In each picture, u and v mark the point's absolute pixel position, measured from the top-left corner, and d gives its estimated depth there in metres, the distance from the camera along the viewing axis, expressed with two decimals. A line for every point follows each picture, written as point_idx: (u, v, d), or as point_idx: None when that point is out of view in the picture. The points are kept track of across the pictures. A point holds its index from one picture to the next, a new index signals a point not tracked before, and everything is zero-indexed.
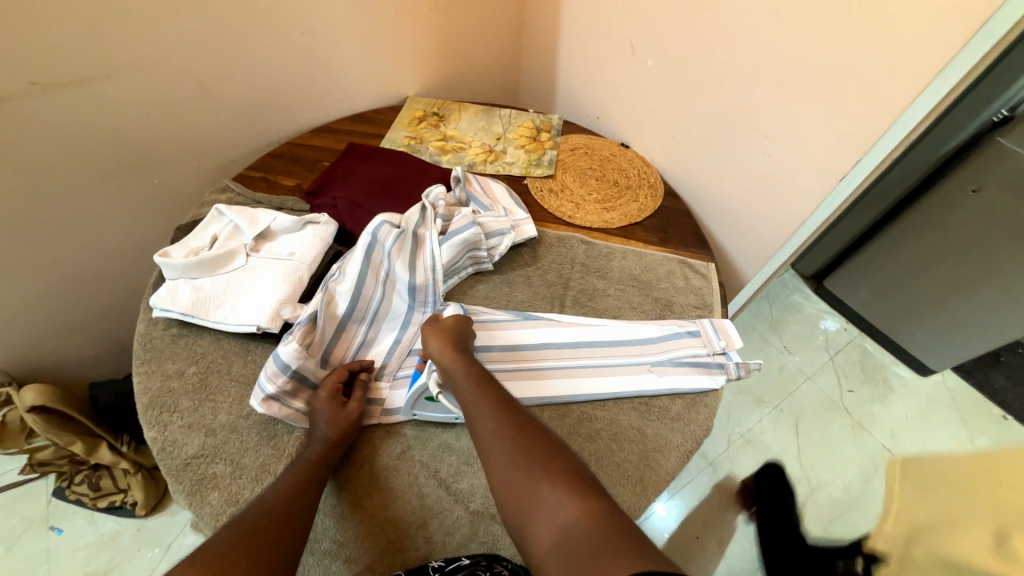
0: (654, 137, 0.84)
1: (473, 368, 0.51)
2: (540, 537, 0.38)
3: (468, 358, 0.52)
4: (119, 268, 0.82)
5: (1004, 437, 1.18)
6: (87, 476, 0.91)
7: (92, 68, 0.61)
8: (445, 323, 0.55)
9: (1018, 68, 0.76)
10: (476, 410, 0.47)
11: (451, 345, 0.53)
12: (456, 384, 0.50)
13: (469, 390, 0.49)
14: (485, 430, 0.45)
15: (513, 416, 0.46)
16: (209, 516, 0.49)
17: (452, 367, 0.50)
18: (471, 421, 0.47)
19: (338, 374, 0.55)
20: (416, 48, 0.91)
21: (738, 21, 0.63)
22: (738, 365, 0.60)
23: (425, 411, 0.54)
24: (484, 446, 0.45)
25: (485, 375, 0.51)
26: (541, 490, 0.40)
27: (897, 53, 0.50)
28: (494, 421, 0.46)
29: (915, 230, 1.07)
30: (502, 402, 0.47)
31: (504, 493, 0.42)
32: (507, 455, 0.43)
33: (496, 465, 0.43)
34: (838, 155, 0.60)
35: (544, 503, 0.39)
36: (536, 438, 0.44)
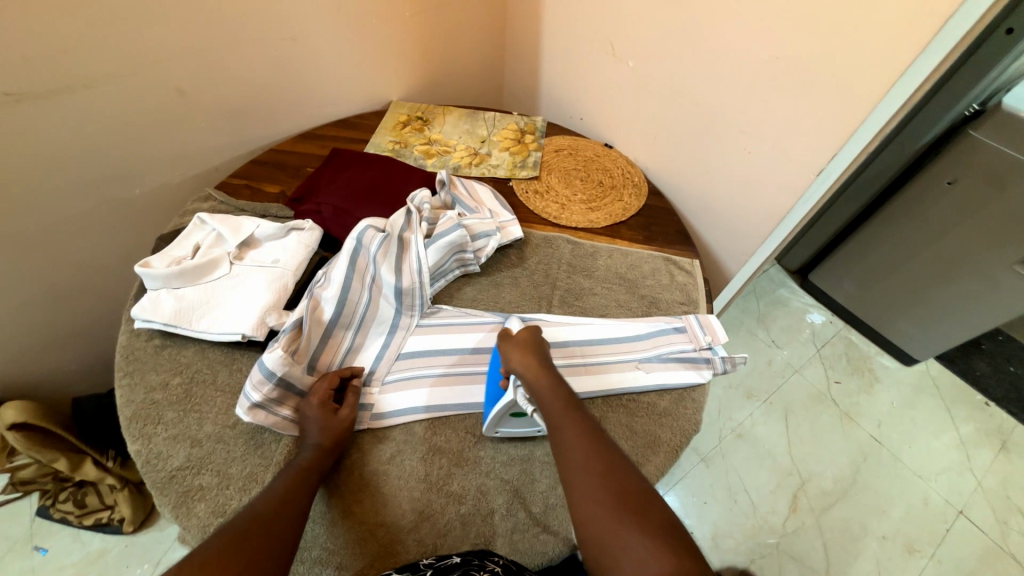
0: (637, 137, 0.85)
1: (560, 388, 0.49)
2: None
3: (555, 379, 0.50)
4: (100, 280, 0.81)
5: (986, 423, 1.21)
6: (72, 493, 0.89)
7: (68, 79, 0.61)
8: (522, 339, 0.54)
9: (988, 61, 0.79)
10: (565, 435, 0.45)
11: (538, 363, 0.51)
12: (542, 402, 0.48)
13: (557, 412, 0.47)
14: (574, 457, 0.43)
15: (601, 445, 0.44)
16: (196, 528, 0.48)
17: (543, 389, 0.49)
18: (556, 442, 0.45)
19: (329, 380, 0.54)
20: (398, 53, 0.91)
21: (714, 21, 0.64)
22: (724, 360, 0.61)
23: (510, 427, 0.54)
24: (569, 474, 0.43)
25: (571, 397, 0.49)
26: (625, 530, 0.38)
27: (866, 51, 0.52)
28: (579, 445, 0.44)
29: (895, 222, 1.10)
30: (590, 429, 0.46)
31: (589, 530, 0.39)
32: (595, 490, 0.41)
33: (582, 497, 0.41)
34: (815, 151, 0.61)
35: (633, 550, 0.37)
36: (622, 474, 0.42)
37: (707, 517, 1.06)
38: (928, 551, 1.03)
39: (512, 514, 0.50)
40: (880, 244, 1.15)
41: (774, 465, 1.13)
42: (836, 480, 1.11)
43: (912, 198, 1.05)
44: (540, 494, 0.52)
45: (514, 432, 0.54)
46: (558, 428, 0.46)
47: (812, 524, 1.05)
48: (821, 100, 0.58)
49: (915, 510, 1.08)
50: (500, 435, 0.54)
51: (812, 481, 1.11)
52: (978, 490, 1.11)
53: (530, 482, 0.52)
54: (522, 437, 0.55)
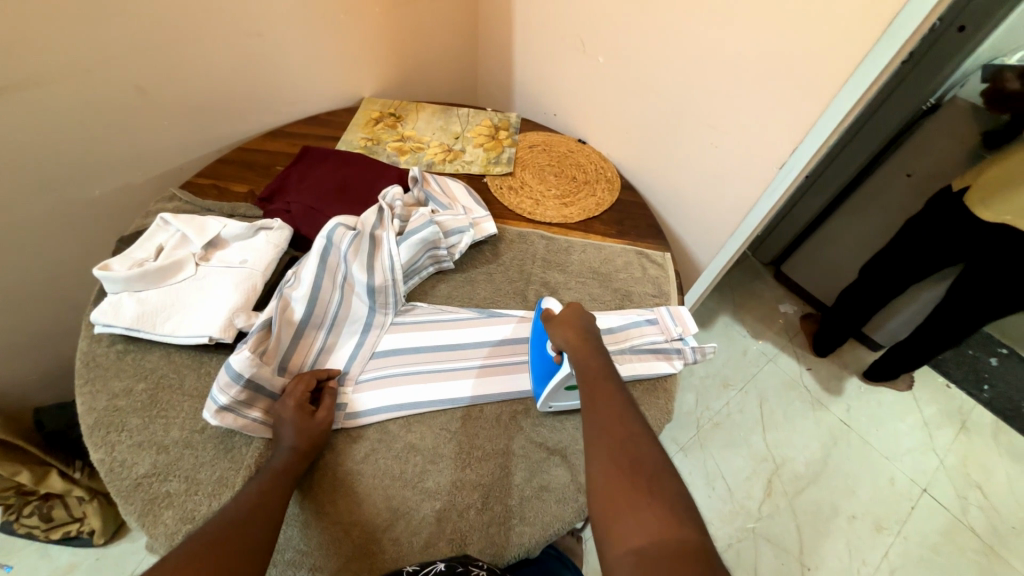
0: (608, 133, 0.86)
1: (601, 361, 0.51)
2: (623, 539, 0.37)
3: (596, 353, 0.52)
4: (59, 285, 0.78)
5: (947, 404, 1.27)
6: (36, 508, 0.86)
7: (17, 74, 0.58)
8: (568, 314, 0.56)
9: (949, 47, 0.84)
10: (598, 399, 0.47)
11: (583, 339, 0.53)
12: (583, 370, 0.50)
13: (593, 380, 0.48)
14: (602, 421, 0.45)
15: (628, 415, 0.45)
16: (164, 536, 0.47)
17: (586, 359, 0.51)
18: (588, 409, 0.46)
19: (305, 382, 0.53)
20: (369, 48, 0.90)
21: (681, 18, 0.65)
22: (695, 349, 0.63)
23: (562, 401, 0.56)
24: (591, 436, 0.44)
25: (608, 369, 0.50)
26: (641, 501, 0.38)
27: (824, 47, 0.53)
28: (609, 417, 0.45)
29: (860, 212, 1.14)
30: (622, 400, 0.47)
31: (597, 486, 0.40)
32: (612, 452, 0.42)
33: (597, 455, 0.42)
34: (778, 144, 0.63)
35: (638, 512, 0.38)
36: (640, 444, 0.42)
37: None
38: (895, 528, 1.08)
39: (488, 508, 0.51)
40: (846, 233, 1.20)
41: (750, 452, 1.16)
42: (808, 464, 1.15)
43: (873, 189, 1.09)
44: (515, 487, 0.52)
45: (565, 405, 0.57)
46: (592, 393, 0.47)
47: (786, 507, 1.09)
48: (783, 94, 0.59)
49: (882, 489, 1.13)
50: (551, 410, 0.57)
51: (786, 465, 1.15)
52: (940, 468, 1.16)
53: (505, 477, 0.53)
54: (571, 411, 0.58)
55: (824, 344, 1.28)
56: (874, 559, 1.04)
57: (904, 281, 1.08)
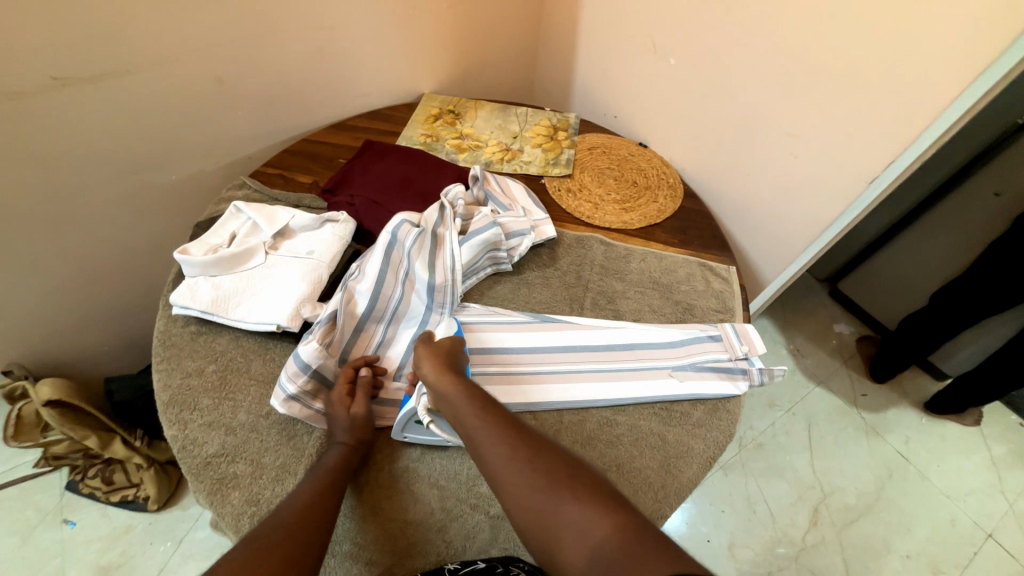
0: (673, 137, 0.84)
1: (468, 389, 0.48)
2: (572, 559, 0.37)
3: (466, 380, 0.48)
4: (134, 264, 0.82)
5: (1020, 444, 1.17)
6: (100, 470, 0.92)
7: (113, 63, 0.61)
8: (439, 342, 0.53)
9: None
10: (478, 435, 0.44)
11: (447, 370, 0.49)
12: (452, 408, 0.47)
13: (469, 412, 0.46)
14: (494, 454, 0.43)
15: (521, 433, 0.44)
16: (230, 516, 0.48)
17: (452, 390, 0.47)
18: (473, 447, 0.44)
19: (345, 375, 0.53)
20: (434, 45, 0.90)
21: (765, 21, 0.62)
22: (762, 371, 0.59)
23: (414, 434, 0.52)
24: (494, 469, 0.42)
25: (483, 394, 0.48)
26: (567, 511, 0.38)
27: (935, 54, 0.49)
28: (500, 444, 0.43)
29: (938, 229, 1.07)
30: (507, 422, 0.45)
31: (524, 517, 0.40)
32: (521, 480, 0.41)
33: (508, 488, 0.41)
34: (869, 157, 0.59)
35: (573, 523, 0.38)
36: (545, 457, 0.42)
37: (724, 526, 1.04)
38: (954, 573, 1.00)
39: None
40: (919, 252, 1.12)
41: (795, 478, 1.10)
42: (859, 495, 1.09)
43: (955, 207, 1.02)
44: None
45: (421, 438, 0.52)
46: (471, 429, 0.45)
47: (833, 539, 1.03)
48: (877, 104, 0.55)
49: (941, 530, 1.05)
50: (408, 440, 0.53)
51: (835, 494, 1.08)
52: (1010, 513, 1.07)
53: None
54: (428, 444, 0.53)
55: (883, 370, 1.20)
56: None
57: (982, 310, 0.99)
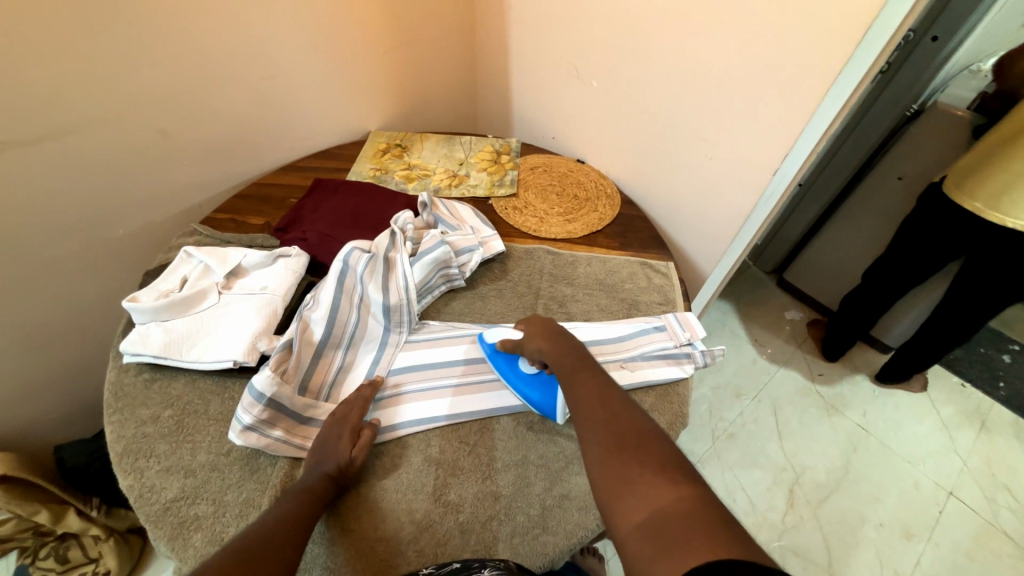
0: (606, 152, 0.90)
1: (574, 359, 0.54)
2: (630, 513, 0.39)
3: (569, 352, 0.55)
4: (82, 322, 0.80)
5: (964, 404, 1.26)
6: (53, 549, 0.85)
7: (53, 125, 0.62)
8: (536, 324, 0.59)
9: (925, 58, 0.93)
10: (579, 393, 0.50)
11: (556, 343, 0.56)
12: (561, 371, 0.53)
13: (570, 376, 0.52)
14: (587, 409, 0.48)
15: (609, 398, 0.49)
16: (193, 559, 0.47)
17: (558, 357, 0.55)
18: (573, 403, 0.50)
19: (360, 409, 0.54)
20: (375, 85, 0.95)
21: (666, 43, 0.70)
22: (704, 353, 0.64)
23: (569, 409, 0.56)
24: (581, 424, 0.47)
25: (585, 361, 0.54)
26: (637, 471, 0.41)
27: (805, 59, 0.57)
28: (595, 403, 0.48)
29: (857, 213, 1.18)
30: (601, 386, 0.51)
31: (596, 469, 0.43)
32: (601, 436, 0.45)
33: (590, 439, 0.45)
34: (769, 153, 0.66)
35: (638, 486, 0.40)
36: (626, 422, 0.46)
37: None
38: (924, 535, 1.05)
39: (511, 519, 0.51)
40: (845, 237, 1.23)
41: (768, 463, 1.14)
42: (829, 471, 1.13)
43: (868, 192, 1.13)
44: (535, 497, 0.52)
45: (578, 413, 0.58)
46: (572, 389, 0.51)
47: (810, 517, 1.07)
48: (768, 106, 0.63)
49: (907, 494, 1.10)
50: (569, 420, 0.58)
51: (806, 474, 1.13)
52: (965, 470, 1.14)
53: (526, 487, 0.53)
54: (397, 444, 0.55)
55: (833, 349, 1.28)
56: (907, 568, 1.01)
57: (907, 283, 1.08)
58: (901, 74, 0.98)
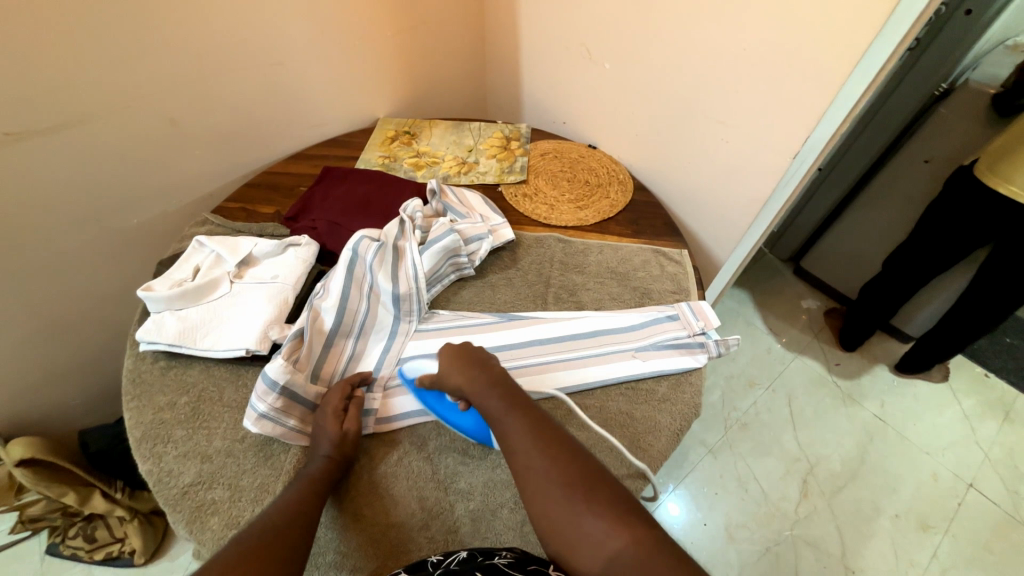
0: (619, 137, 0.88)
1: (499, 395, 0.50)
2: (587, 566, 0.39)
3: (492, 385, 0.51)
4: (101, 310, 0.82)
5: (987, 395, 1.23)
6: (81, 528, 0.90)
7: (66, 114, 0.63)
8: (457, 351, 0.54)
9: (960, 31, 0.88)
10: (511, 436, 0.47)
11: (474, 376, 0.52)
12: (488, 412, 0.50)
13: (499, 417, 0.49)
14: (522, 457, 0.46)
15: (542, 436, 0.46)
16: (211, 542, 0.48)
17: (481, 393, 0.50)
18: (506, 448, 0.47)
19: (341, 390, 0.54)
20: (383, 71, 0.94)
21: (682, 21, 0.67)
22: (718, 343, 0.62)
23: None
24: (521, 472, 0.45)
25: (513, 395, 0.50)
26: (586, 520, 0.41)
27: (829, 36, 0.54)
28: (530, 448, 0.46)
29: (879, 198, 1.14)
30: (536, 423, 0.48)
31: (544, 523, 0.42)
32: (544, 487, 0.43)
33: (534, 487, 0.44)
34: (789, 136, 0.64)
35: (590, 534, 0.40)
36: (568, 462, 0.44)
37: (719, 509, 1.06)
38: (942, 526, 1.03)
39: (521, 507, 0.51)
40: (867, 223, 1.19)
41: (782, 453, 1.13)
42: (844, 462, 1.12)
43: (892, 176, 1.09)
44: None
45: None
46: (503, 433, 0.48)
47: (824, 507, 1.06)
48: (788, 86, 0.61)
49: (925, 486, 1.08)
50: None
51: (821, 464, 1.11)
52: (986, 462, 1.11)
53: None
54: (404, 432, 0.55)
55: (851, 338, 1.25)
56: (923, 560, 0.99)
57: (932, 270, 1.05)
58: (932, 50, 0.93)
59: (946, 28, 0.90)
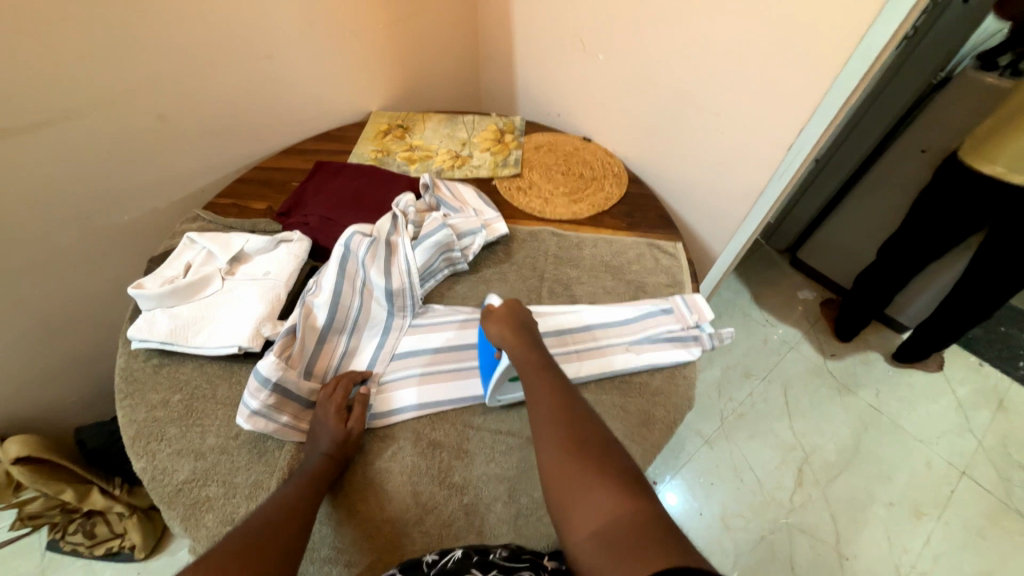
0: (613, 129, 0.87)
1: (535, 354, 0.52)
2: (583, 524, 0.40)
3: (531, 344, 0.52)
4: (94, 308, 0.81)
5: (981, 384, 1.24)
6: (81, 524, 0.90)
7: (51, 111, 0.62)
8: (500, 310, 0.55)
9: (958, 21, 0.88)
10: (536, 393, 0.49)
11: (513, 335, 0.53)
12: (520, 368, 0.51)
13: (529, 373, 0.50)
14: (544, 413, 0.47)
15: (567, 400, 0.48)
16: (206, 539, 0.49)
17: (518, 351, 0.51)
18: (530, 404, 0.49)
19: (343, 386, 0.55)
20: (375, 63, 0.92)
21: (676, 10, 0.66)
22: (712, 336, 0.63)
23: (510, 393, 0.56)
24: (539, 428, 0.47)
25: (544, 359, 0.52)
26: (594, 481, 0.42)
27: (824, 26, 0.54)
28: (553, 409, 0.47)
29: (876, 189, 1.13)
30: (561, 388, 0.49)
31: (551, 477, 0.44)
32: (558, 445, 0.45)
33: (545, 442, 0.46)
34: (785, 127, 0.63)
35: (592, 492, 0.41)
36: (586, 429, 0.46)
37: (715, 499, 1.07)
38: (934, 514, 1.04)
39: (515, 501, 0.51)
40: (863, 213, 1.19)
41: (777, 442, 1.14)
42: (838, 451, 1.13)
43: (889, 166, 1.09)
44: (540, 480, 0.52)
45: (512, 398, 0.56)
46: (530, 388, 0.49)
47: (819, 495, 1.07)
48: (783, 77, 0.60)
49: (918, 474, 1.09)
50: (501, 403, 0.57)
51: (816, 454, 1.12)
52: (979, 450, 1.12)
53: (530, 469, 0.53)
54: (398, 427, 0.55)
55: (847, 329, 1.26)
56: (915, 546, 1.01)
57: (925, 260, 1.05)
58: (928, 41, 0.93)
59: (943, 19, 0.89)
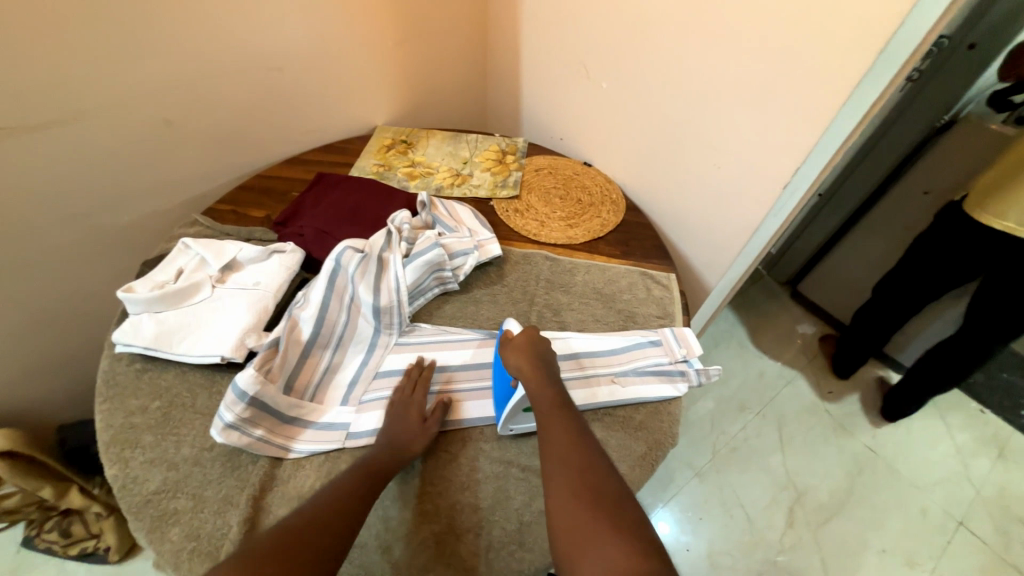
0: (614, 155, 0.88)
1: (553, 391, 0.52)
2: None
3: (549, 380, 0.52)
4: (87, 305, 0.82)
5: (980, 431, 1.21)
6: (57, 522, 0.89)
7: (59, 113, 0.63)
8: (520, 342, 0.55)
9: (962, 66, 0.88)
10: (552, 433, 0.49)
11: (531, 367, 0.53)
12: (538, 404, 0.51)
13: (546, 411, 0.50)
14: (558, 455, 0.47)
15: (581, 444, 0.48)
16: (170, 554, 0.48)
17: (537, 386, 0.51)
18: (544, 443, 0.49)
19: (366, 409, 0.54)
20: (383, 79, 0.94)
21: (679, 46, 0.67)
22: (699, 372, 0.62)
23: (523, 423, 0.56)
24: (551, 469, 0.47)
25: (562, 397, 0.52)
26: (604, 532, 0.41)
27: (821, 69, 0.54)
28: (567, 451, 0.47)
29: (878, 227, 1.13)
30: (576, 430, 0.49)
31: (559, 522, 0.43)
32: (570, 489, 0.45)
33: (556, 486, 0.46)
34: (782, 165, 0.63)
35: (601, 544, 0.40)
36: (599, 476, 0.46)
37: (703, 535, 1.04)
38: (928, 565, 1.01)
39: (486, 532, 0.50)
40: (864, 251, 1.18)
41: (769, 480, 1.11)
42: (831, 492, 1.10)
43: (891, 205, 1.08)
44: (514, 511, 0.52)
45: (524, 428, 0.56)
46: (546, 426, 0.50)
47: (809, 538, 1.04)
48: (781, 116, 0.60)
49: (913, 521, 1.06)
50: (511, 433, 0.56)
51: (808, 493, 1.10)
52: (977, 500, 1.10)
53: (505, 500, 0.52)
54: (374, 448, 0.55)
55: (845, 366, 1.24)
56: None
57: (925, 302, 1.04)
58: (933, 85, 0.92)
59: (948, 63, 0.89)
